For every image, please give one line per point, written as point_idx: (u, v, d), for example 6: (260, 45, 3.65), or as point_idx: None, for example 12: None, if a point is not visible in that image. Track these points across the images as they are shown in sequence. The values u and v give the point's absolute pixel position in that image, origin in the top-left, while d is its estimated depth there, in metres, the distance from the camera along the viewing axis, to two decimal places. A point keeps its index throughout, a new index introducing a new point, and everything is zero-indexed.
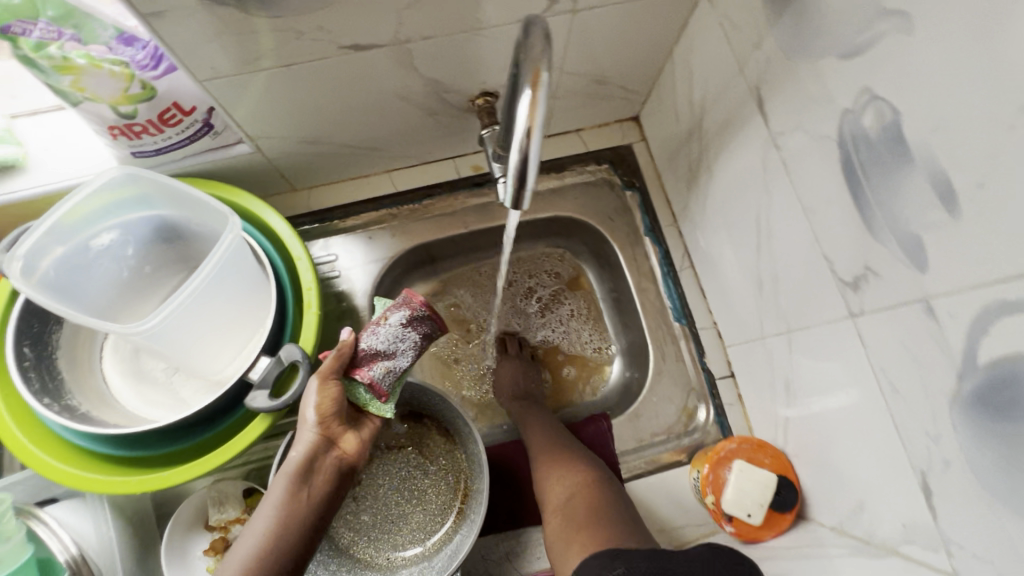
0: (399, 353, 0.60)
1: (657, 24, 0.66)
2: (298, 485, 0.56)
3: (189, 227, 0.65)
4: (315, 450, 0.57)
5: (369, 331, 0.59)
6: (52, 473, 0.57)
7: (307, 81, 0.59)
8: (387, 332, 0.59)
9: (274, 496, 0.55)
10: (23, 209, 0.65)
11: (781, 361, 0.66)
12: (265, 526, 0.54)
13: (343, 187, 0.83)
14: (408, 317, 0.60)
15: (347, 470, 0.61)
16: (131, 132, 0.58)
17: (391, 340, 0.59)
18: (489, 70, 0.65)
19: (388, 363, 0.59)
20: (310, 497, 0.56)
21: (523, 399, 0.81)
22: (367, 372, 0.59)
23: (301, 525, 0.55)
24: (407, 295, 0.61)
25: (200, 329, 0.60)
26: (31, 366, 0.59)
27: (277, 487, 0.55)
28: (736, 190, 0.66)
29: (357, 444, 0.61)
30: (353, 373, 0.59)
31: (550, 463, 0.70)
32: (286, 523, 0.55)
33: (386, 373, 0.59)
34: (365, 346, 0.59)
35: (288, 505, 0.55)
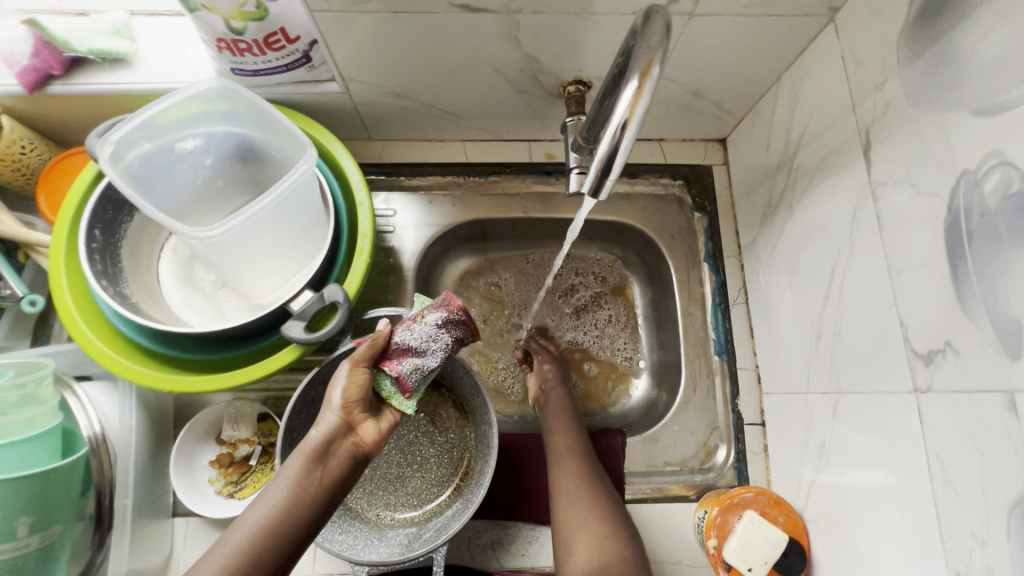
0: (429, 352, 0.62)
1: (774, 46, 0.63)
2: (312, 464, 0.55)
3: (266, 151, 0.67)
4: (334, 433, 0.57)
5: (405, 327, 0.62)
6: (93, 351, 0.59)
7: (411, 33, 0.59)
8: (422, 330, 0.61)
9: (289, 471, 0.54)
10: (121, 101, 0.69)
11: (821, 421, 0.62)
12: (273, 502, 0.52)
13: (417, 147, 0.83)
14: (444, 319, 0.61)
15: (363, 460, 0.59)
16: (236, 48, 0.59)
17: (424, 339, 0.61)
18: (589, 60, 0.64)
19: (416, 360, 0.62)
20: (321, 480, 0.55)
21: (574, 425, 0.72)
22: (397, 366, 0.61)
23: (308, 506, 0.53)
24: (447, 297, 0.63)
25: (255, 250, 0.61)
26: (98, 248, 0.62)
27: (292, 463, 0.54)
28: (815, 234, 0.63)
29: (375, 433, 0.60)
30: (382, 364, 0.61)
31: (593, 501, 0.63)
32: (294, 502, 0.53)
33: (413, 370, 0.61)
34: (398, 340, 0.61)
35: (300, 483, 0.54)
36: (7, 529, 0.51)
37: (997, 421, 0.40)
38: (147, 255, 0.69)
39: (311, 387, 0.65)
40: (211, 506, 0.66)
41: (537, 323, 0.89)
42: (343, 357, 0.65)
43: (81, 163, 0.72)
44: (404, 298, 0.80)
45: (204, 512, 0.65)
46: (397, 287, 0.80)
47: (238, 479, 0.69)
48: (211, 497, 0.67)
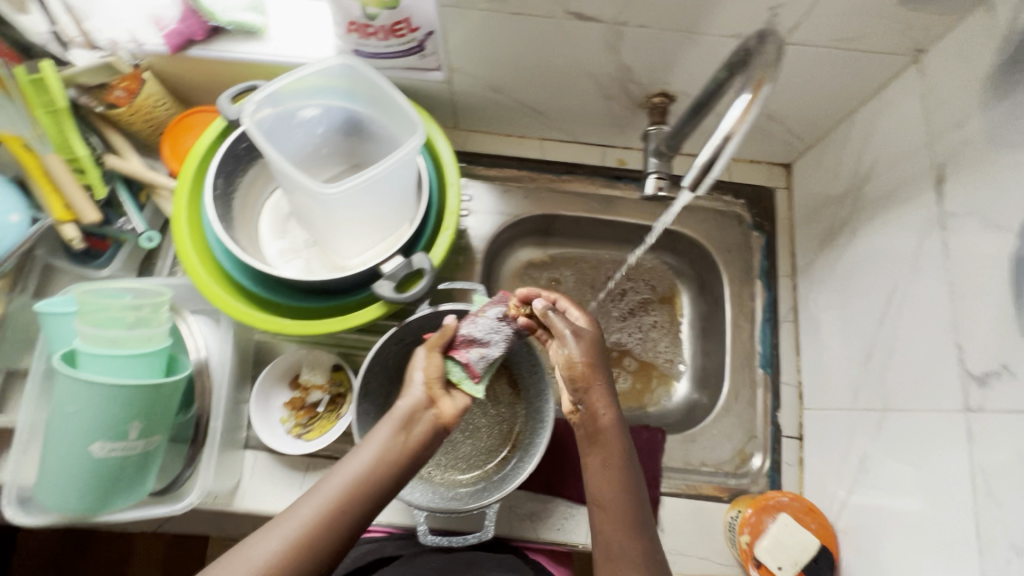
0: (493, 342, 0.64)
1: (855, 80, 0.67)
2: (400, 429, 0.58)
3: (372, 127, 0.73)
4: (419, 404, 0.60)
5: (469, 320, 0.64)
6: (203, 285, 0.65)
7: (523, 34, 0.65)
8: (485, 322, 0.64)
9: (379, 435, 0.57)
10: (248, 69, 0.76)
11: (864, 436, 0.65)
12: (365, 459, 0.55)
13: (498, 140, 0.89)
14: (504, 313, 0.65)
15: (442, 433, 0.61)
16: (364, 32, 0.66)
17: (487, 331, 0.63)
18: (678, 75, 0.69)
19: (482, 349, 0.63)
20: (407, 445, 0.57)
21: (635, 484, 0.60)
22: (464, 354, 0.63)
23: (395, 467, 0.56)
24: (504, 295, 0.67)
25: (357, 213, 0.67)
26: (218, 196, 0.69)
27: (382, 429, 0.57)
28: (877, 259, 0.66)
29: (454, 410, 0.61)
30: (451, 352, 0.63)
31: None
32: (382, 462, 0.56)
33: (479, 358, 0.63)
34: (464, 332, 0.63)
35: (387, 446, 0.57)
36: (121, 431, 0.58)
37: None
38: (251, 208, 0.76)
39: (387, 345, 0.70)
40: (280, 441, 0.72)
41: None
42: (418, 321, 0.70)
43: (203, 121, 0.79)
44: (471, 277, 0.85)
45: (271, 443, 0.71)
46: (465, 266, 0.86)
47: (306, 422, 0.74)
48: (280, 434, 0.73)
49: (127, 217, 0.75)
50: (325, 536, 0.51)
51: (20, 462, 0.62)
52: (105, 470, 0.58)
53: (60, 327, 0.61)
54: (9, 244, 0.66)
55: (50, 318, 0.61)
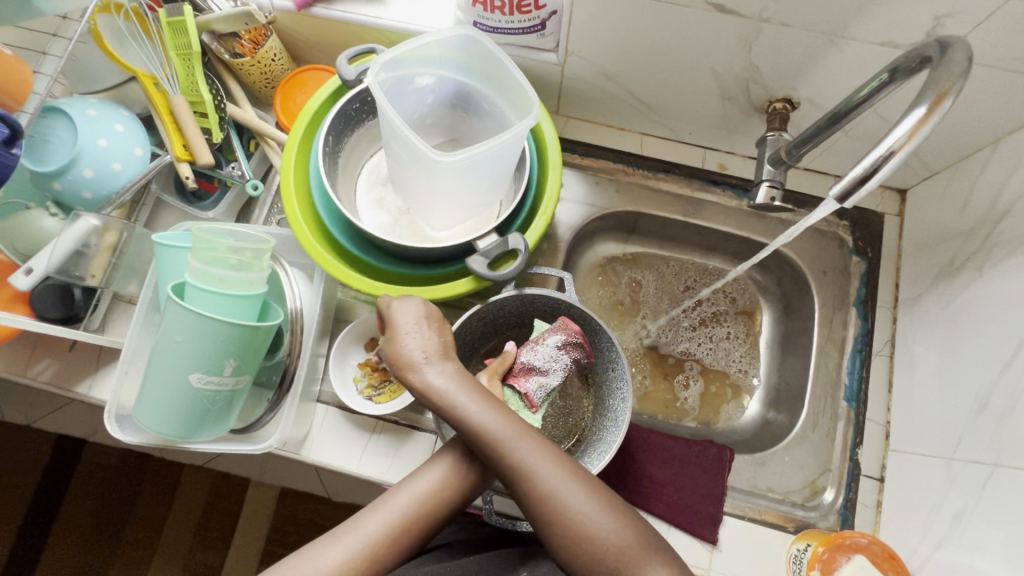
0: (552, 371, 0.65)
1: (1011, 105, 0.62)
2: (463, 456, 0.56)
3: (482, 103, 0.73)
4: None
5: (528, 349, 0.65)
6: (302, 238, 0.67)
7: (654, 20, 0.63)
8: (544, 351, 0.65)
9: (443, 460, 0.56)
10: (365, 32, 0.77)
11: (963, 491, 0.61)
12: (424, 484, 0.55)
13: (596, 129, 0.88)
14: (563, 341, 0.65)
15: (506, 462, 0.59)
16: (489, 5, 0.66)
17: (547, 359, 0.65)
18: (810, 81, 0.65)
19: (541, 378, 0.65)
20: (471, 477, 0.56)
21: (521, 435, 0.51)
22: (524, 383, 0.65)
23: (456, 494, 0.56)
24: (563, 321, 0.67)
25: (457, 186, 0.67)
26: (327, 152, 0.70)
27: (448, 454, 0.57)
28: (1009, 303, 0.61)
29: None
30: (510, 380, 0.66)
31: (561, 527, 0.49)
32: (445, 487, 0.55)
33: (537, 388, 0.64)
34: (523, 360, 0.65)
35: (452, 472, 0.56)
36: (217, 366, 0.61)
37: None
38: (352, 168, 0.77)
39: (471, 321, 0.70)
40: (352, 400, 0.74)
41: (652, 338, 0.91)
42: (503, 301, 0.70)
43: (317, 79, 0.81)
44: (552, 265, 0.84)
45: (346, 401, 0.73)
46: (548, 254, 0.85)
47: (378, 385, 0.75)
48: (352, 392, 0.75)
49: (236, 164, 0.77)
50: (391, 550, 0.53)
51: (121, 381, 0.66)
52: (197, 401, 0.61)
53: (171, 261, 0.64)
54: (130, 176, 0.70)
55: (163, 249, 0.64)
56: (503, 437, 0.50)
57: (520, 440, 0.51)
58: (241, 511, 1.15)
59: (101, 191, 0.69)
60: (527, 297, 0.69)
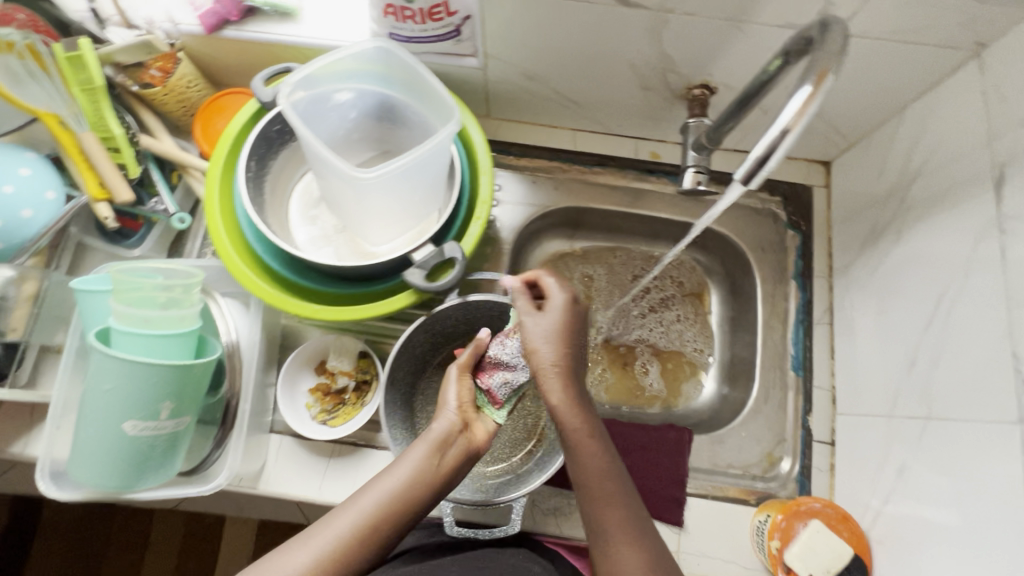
0: (519, 368, 0.63)
1: (910, 74, 0.64)
2: (435, 451, 0.57)
3: (406, 112, 0.72)
4: (453, 428, 0.59)
5: (498, 342, 0.64)
6: (235, 268, 0.65)
7: (564, 19, 0.64)
8: (512, 346, 0.63)
9: (413, 455, 0.56)
10: (281, 51, 0.75)
11: (903, 446, 0.63)
12: (397, 480, 0.55)
13: (529, 129, 0.88)
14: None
15: (473, 457, 0.61)
16: (401, 15, 0.65)
17: (515, 354, 0.63)
18: (722, 66, 0.67)
19: (507, 374, 0.63)
20: (447, 471, 0.57)
21: (626, 501, 0.53)
22: (488, 379, 0.64)
23: (426, 489, 0.55)
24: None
25: (388, 199, 0.66)
26: (251, 178, 0.69)
27: (417, 450, 0.56)
28: (926, 263, 0.64)
29: (486, 435, 0.62)
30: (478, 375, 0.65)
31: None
32: (415, 484, 0.55)
33: (502, 384, 0.63)
34: (491, 354, 0.64)
35: (423, 467, 0.56)
36: (153, 410, 0.58)
37: None
38: (283, 191, 0.75)
39: (415, 334, 0.69)
40: (306, 425, 0.72)
41: (606, 331, 0.91)
42: (449, 310, 0.69)
43: (237, 103, 0.79)
44: (498, 269, 0.84)
45: (300, 430, 0.71)
46: (493, 258, 0.85)
47: (332, 409, 0.74)
48: (306, 419, 0.73)
49: (158, 199, 0.74)
50: (358, 552, 0.52)
51: (53, 437, 0.63)
52: (136, 449, 0.59)
53: (92, 306, 0.61)
54: (43, 222, 0.67)
55: (84, 295, 0.61)
56: (601, 494, 0.53)
57: (614, 504, 0.53)
58: (215, 551, 1.11)
59: (13, 241, 0.66)
60: (472, 303, 0.69)
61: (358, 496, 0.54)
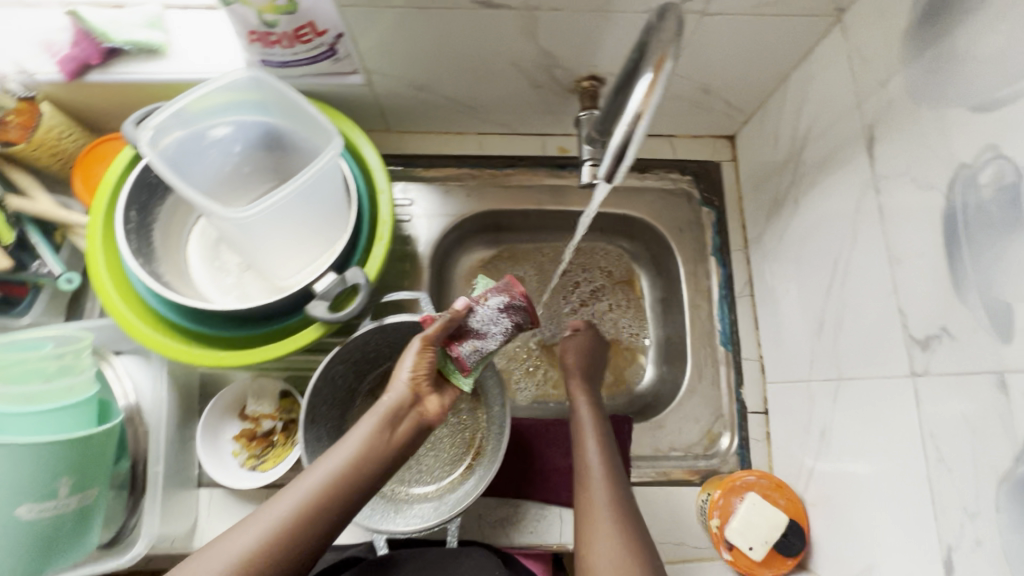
0: (489, 335, 0.61)
1: (783, 45, 0.66)
2: (384, 426, 0.55)
3: (293, 139, 0.69)
4: (404, 401, 0.57)
5: (468, 310, 0.61)
6: (127, 325, 0.62)
7: (435, 27, 0.62)
8: (484, 313, 0.61)
9: (360, 431, 0.55)
10: (155, 91, 0.72)
11: (823, 408, 0.64)
12: (342, 459, 0.53)
13: (435, 139, 0.86)
14: (506, 304, 0.61)
15: (427, 430, 0.59)
16: (267, 40, 0.63)
17: (486, 322, 0.61)
18: (602, 56, 0.66)
19: (477, 342, 0.61)
20: (396, 445, 0.55)
21: (619, 486, 0.63)
22: (458, 348, 0.60)
23: (374, 466, 0.54)
24: (509, 282, 0.63)
25: (282, 232, 0.65)
26: (133, 228, 0.65)
27: (364, 425, 0.55)
28: (821, 227, 0.65)
29: (440, 407, 0.60)
30: (444, 343, 0.61)
31: (610, 554, 0.57)
32: (363, 460, 0.53)
33: (472, 352, 0.61)
34: (461, 321, 0.61)
35: (370, 444, 0.54)
36: (51, 489, 0.55)
37: (987, 399, 0.43)
38: (177, 237, 0.72)
39: (332, 366, 0.67)
40: (233, 476, 0.69)
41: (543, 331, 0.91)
42: (363, 336, 0.68)
43: (116, 149, 0.74)
44: (419, 285, 0.82)
45: (228, 483, 0.68)
46: (413, 274, 0.83)
47: (260, 453, 0.71)
48: (233, 468, 0.70)
49: (41, 260, 0.70)
50: (303, 534, 0.50)
51: None
52: (38, 533, 0.55)
53: None
54: None
55: None
56: (594, 480, 0.64)
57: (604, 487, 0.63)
58: None
59: None
60: (389, 326, 0.68)
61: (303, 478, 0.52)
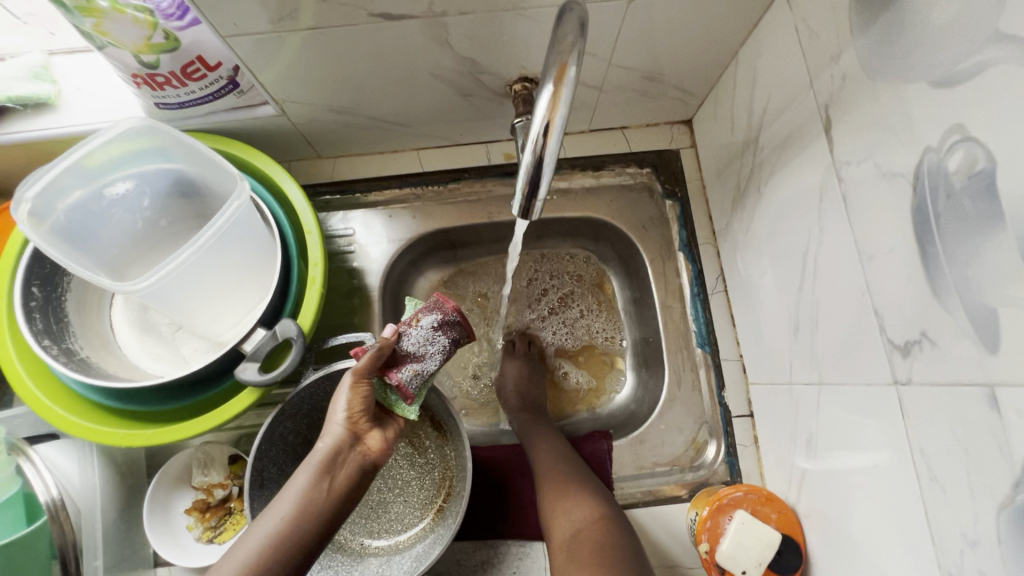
0: (428, 356, 0.59)
1: (725, 21, 0.59)
2: (321, 475, 0.54)
3: (204, 184, 0.63)
4: (340, 444, 0.56)
5: (400, 335, 0.59)
6: (45, 412, 0.57)
7: (339, 46, 0.56)
8: (417, 334, 0.59)
9: (297, 485, 0.54)
10: (49, 147, 0.65)
11: (807, 413, 0.59)
12: (279, 518, 0.52)
13: (371, 160, 0.80)
14: (440, 321, 0.60)
15: (371, 468, 0.58)
16: (154, 82, 0.57)
17: (421, 343, 0.59)
18: (529, 55, 0.60)
19: (416, 365, 0.59)
20: (338, 490, 0.55)
21: (575, 463, 0.68)
22: (396, 375, 0.58)
23: (316, 516, 0.53)
24: (440, 299, 0.61)
25: (199, 294, 0.59)
26: (37, 306, 0.59)
27: (300, 477, 0.54)
28: (785, 218, 0.60)
29: (382, 442, 0.59)
30: (381, 372, 0.59)
31: (554, 496, 0.64)
32: (303, 513, 0.53)
33: (413, 376, 0.58)
34: (395, 347, 0.59)
35: (308, 496, 0.53)
36: None
37: (978, 416, 0.38)
38: (97, 304, 0.66)
39: (276, 424, 0.62)
40: (188, 554, 0.64)
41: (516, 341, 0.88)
42: (306, 389, 0.63)
43: (12, 221, 0.65)
44: (371, 320, 0.77)
45: (183, 563, 0.63)
46: (363, 309, 0.77)
47: (216, 524, 0.67)
48: (188, 544, 0.65)
49: None
50: None
51: None
52: None
53: None
54: None
55: None
56: (547, 461, 0.69)
57: (556, 465, 0.68)
58: None
59: None
60: (334, 373, 0.63)
61: (240, 546, 0.51)
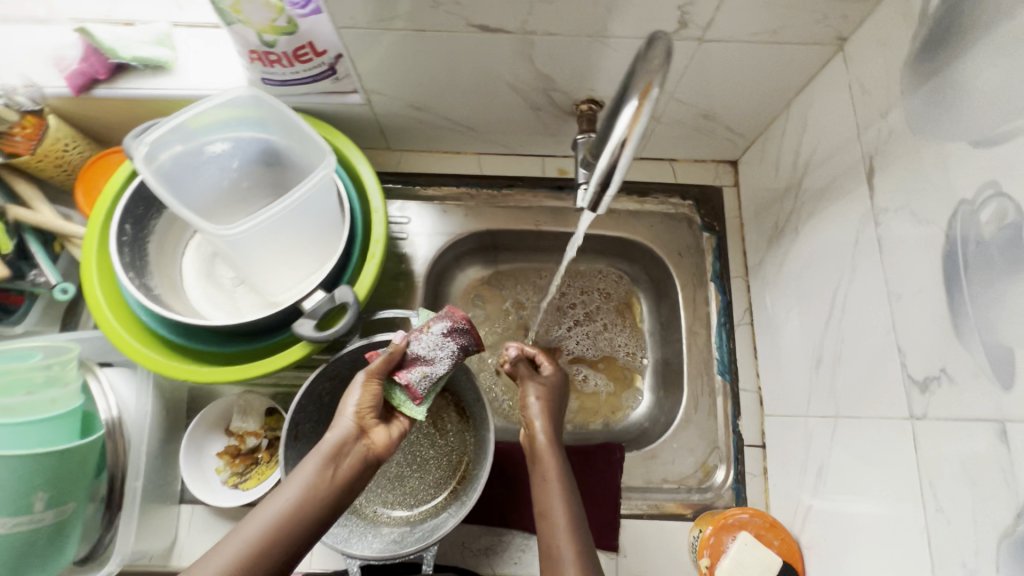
0: (437, 360, 0.63)
1: (784, 72, 0.65)
2: (328, 463, 0.56)
3: (289, 156, 0.70)
4: (348, 436, 0.59)
5: (412, 339, 0.63)
6: (117, 339, 0.63)
7: (432, 50, 0.62)
8: (428, 339, 0.63)
9: (305, 471, 0.55)
10: (157, 105, 0.73)
11: (820, 445, 0.62)
12: (285, 500, 0.53)
13: (434, 158, 0.87)
14: (449, 329, 0.64)
15: (372, 464, 0.60)
16: (267, 59, 0.64)
17: (430, 348, 0.63)
18: (600, 80, 0.66)
19: (425, 368, 0.63)
20: (341, 481, 0.56)
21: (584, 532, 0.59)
22: (406, 375, 0.63)
23: (319, 505, 0.54)
24: (450, 309, 0.65)
25: (272, 252, 0.64)
26: (127, 242, 0.66)
27: (308, 464, 0.56)
28: (817, 258, 0.63)
29: (386, 438, 0.62)
30: (392, 375, 0.63)
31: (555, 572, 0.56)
32: (308, 499, 0.54)
33: (421, 378, 0.63)
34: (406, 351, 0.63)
35: (314, 482, 0.55)
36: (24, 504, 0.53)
37: (989, 450, 0.40)
38: (173, 248, 0.73)
39: (318, 383, 0.67)
40: (213, 495, 0.68)
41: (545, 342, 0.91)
42: (351, 353, 0.67)
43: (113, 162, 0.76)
44: (412, 303, 0.82)
45: (209, 501, 0.67)
46: (406, 292, 0.82)
47: (244, 470, 0.71)
48: (215, 485, 0.69)
49: (39, 269, 0.71)
50: None
51: None
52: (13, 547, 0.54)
53: None
54: None
55: None
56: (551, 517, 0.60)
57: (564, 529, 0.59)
58: None
59: None
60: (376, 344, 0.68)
61: (241, 529, 0.51)
